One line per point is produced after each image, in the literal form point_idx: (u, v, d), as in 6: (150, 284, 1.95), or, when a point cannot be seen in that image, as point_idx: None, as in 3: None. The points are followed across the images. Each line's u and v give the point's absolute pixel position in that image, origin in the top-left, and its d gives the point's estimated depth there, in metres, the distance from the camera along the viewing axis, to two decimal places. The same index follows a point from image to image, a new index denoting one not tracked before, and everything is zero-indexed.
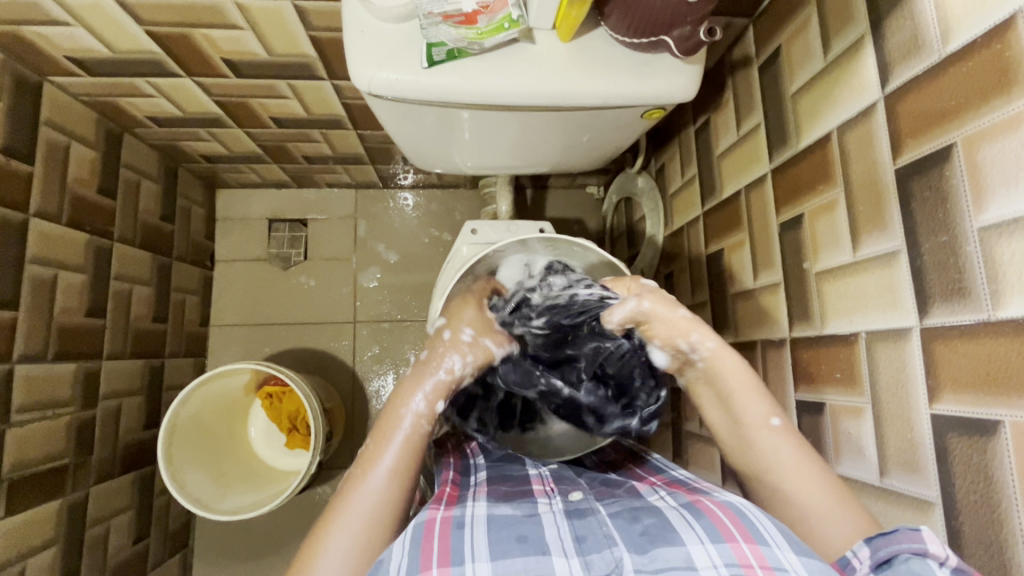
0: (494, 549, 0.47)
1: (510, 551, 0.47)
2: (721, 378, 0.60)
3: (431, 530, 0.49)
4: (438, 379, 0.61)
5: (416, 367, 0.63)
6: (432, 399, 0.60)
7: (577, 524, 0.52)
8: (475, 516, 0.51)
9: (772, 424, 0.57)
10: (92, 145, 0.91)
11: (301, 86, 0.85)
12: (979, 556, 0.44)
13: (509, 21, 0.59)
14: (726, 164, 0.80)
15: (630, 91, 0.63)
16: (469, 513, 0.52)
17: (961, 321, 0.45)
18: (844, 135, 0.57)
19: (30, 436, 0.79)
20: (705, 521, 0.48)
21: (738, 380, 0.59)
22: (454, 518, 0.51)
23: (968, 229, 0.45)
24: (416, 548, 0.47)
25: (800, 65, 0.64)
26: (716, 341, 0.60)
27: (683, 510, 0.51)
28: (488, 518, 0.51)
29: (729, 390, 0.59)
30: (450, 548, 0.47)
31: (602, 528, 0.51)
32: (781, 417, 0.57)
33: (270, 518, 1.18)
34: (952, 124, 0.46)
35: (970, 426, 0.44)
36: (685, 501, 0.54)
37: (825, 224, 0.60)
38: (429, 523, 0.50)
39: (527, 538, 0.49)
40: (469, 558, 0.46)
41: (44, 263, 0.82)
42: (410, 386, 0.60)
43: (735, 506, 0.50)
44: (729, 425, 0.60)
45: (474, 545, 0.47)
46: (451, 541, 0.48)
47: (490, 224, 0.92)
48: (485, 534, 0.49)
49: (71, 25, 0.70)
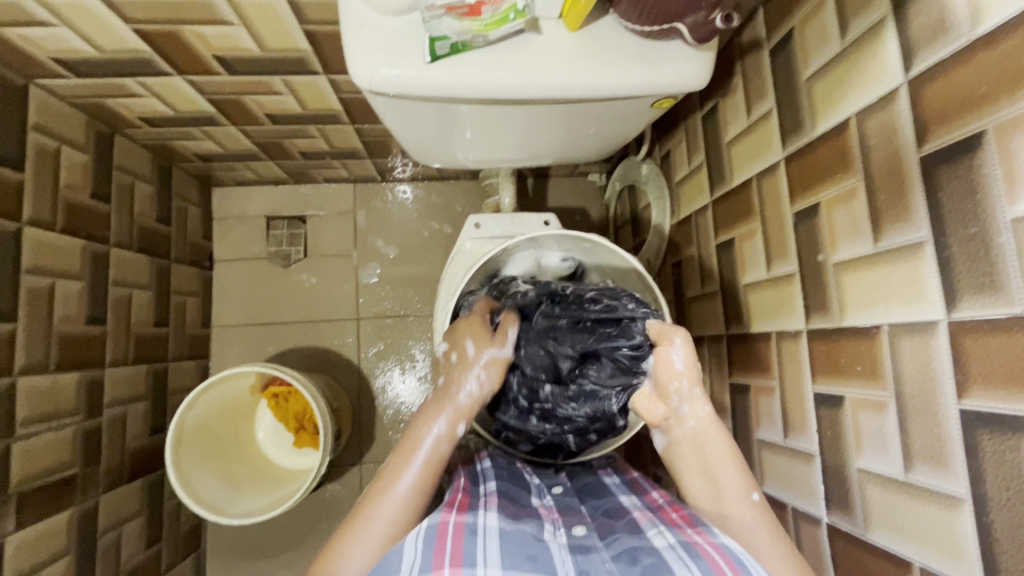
0: (505, 560, 0.48)
1: (521, 565, 0.48)
2: (707, 450, 0.62)
3: (444, 534, 0.50)
4: (458, 404, 0.66)
5: (438, 394, 0.68)
6: (444, 420, 0.64)
7: (580, 558, 0.52)
8: (488, 526, 0.52)
9: (752, 498, 0.60)
10: (83, 148, 0.88)
11: (295, 82, 0.83)
12: (1011, 553, 0.43)
13: (514, 12, 0.56)
14: (736, 152, 0.78)
15: (641, 81, 0.61)
16: (482, 521, 0.53)
17: (991, 315, 0.44)
18: (864, 123, 0.55)
19: (36, 449, 0.78)
20: (703, 563, 0.48)
21: (724, 452, 0.61)
22: (467, 524, 0.52)
23: (1000, 220, 0.43)
24: (428, 549, 0.48)
25: (814, 49, 0.62)
26: (706, 413, 0.63)
27: (680, 551, 0.50)
28: (500, 531, 0.52)
29: (714, 464, 0.61)
30: (462, 552, 0.48)
31: (604, 564, 0.51)
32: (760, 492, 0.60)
33: (282, 518, 1.18)
34: (984, 111, 0.44)
35: (1002, 423, 0.43)
36: (683, 539, 0.52)
37: (843, 214, 0.59)
38: (443, 526, 0.51)
39: (537, 557, 0.49)
40: (482, 562, 0.47)
41: (40, 272, 0.80)
42: (433, 413, 0.65)
43: (731, 550, 0.49)
44: (710, 498, 0.62)
45: (486, 551, 0.48)
46: (464, 546, 0.49)
47: (494, 217, 0.90)
48: (498, 544, 0.50)
49: (56, 26, 0.67)
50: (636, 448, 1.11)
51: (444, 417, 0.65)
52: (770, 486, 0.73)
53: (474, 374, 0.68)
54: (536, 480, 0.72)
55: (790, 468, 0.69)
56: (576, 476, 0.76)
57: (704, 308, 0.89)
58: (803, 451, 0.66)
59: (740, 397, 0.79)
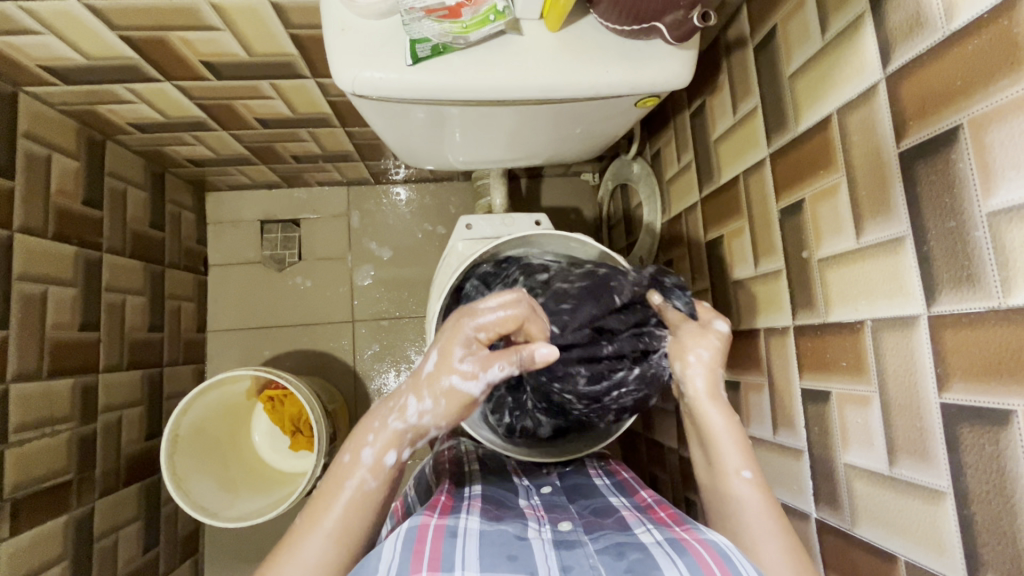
0: (484, 561, 0.48)
1: (499, 565, 0.48)
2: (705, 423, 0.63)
3: (424, 536, 0.50)
4: (389, 429, 0.57)
5: (374, 409, 0.60)
6: (371, 448, 0.57)
7: (564, 553, 0.52)
8: (468, 529, 0.53)
9: (743, 475, 0.59)
10: (74, 155, 0.89)
11: (284, 86, 0.83)
12: (992, 546, 0.44)
13: (494, 13, 0.57)
14: (723, 149, 0.78)
15: (623, 80, 0.61)
16: (463, 525, 0.53)
17: (969, 308, 0.44)
18: (844, 119, 0.56)
19: (29, 454, 0.78)
20: (689, 558, 0.48)
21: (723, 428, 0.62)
22: (447, 527, 0.53)
23: (976, 214, 0.43)
24: (407, 550, 0.48)
25: (797, 45, 0.62)
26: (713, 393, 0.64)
27: (667, 547, 0.51)
28: (480, 533, 0.52)
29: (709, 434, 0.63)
30: (441, 554, 0.48)
31: (588, 559, 0.51)
32: (753, 472, 0.59)
33: (279, 521, 1.19)
34: (959, 105, 0.44)
35: (982, 416, 0.44)
36: (670, 536, 0.53)
37: (826, 210, 0.59)
38: (423, 529, 0.52)
39: (517, 557, 0.50)
40: (460, 565, 0.47)
41: (32, 278, 0.80)
42: (358, 439, 0.58)
43: (718, 546, 0.49)
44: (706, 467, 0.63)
45: (464, 554, 0.49)
46: (443, 548, 0.49)
47: (485, 218, 0.90)
48: (476, 546, 0.50)
49: (43, 34, 0.67)
50: (631, 447, 1.12)
51: (370, 446, 0.57)
52: None
53: (420, 396, 0.58)
54: (525, 480, 0.72)
55: (780, 464, 0.69)
56: (567, 476, 0.76)
57: None
58: (792, 447, 0.67)
59: (731, 394, 0.79)
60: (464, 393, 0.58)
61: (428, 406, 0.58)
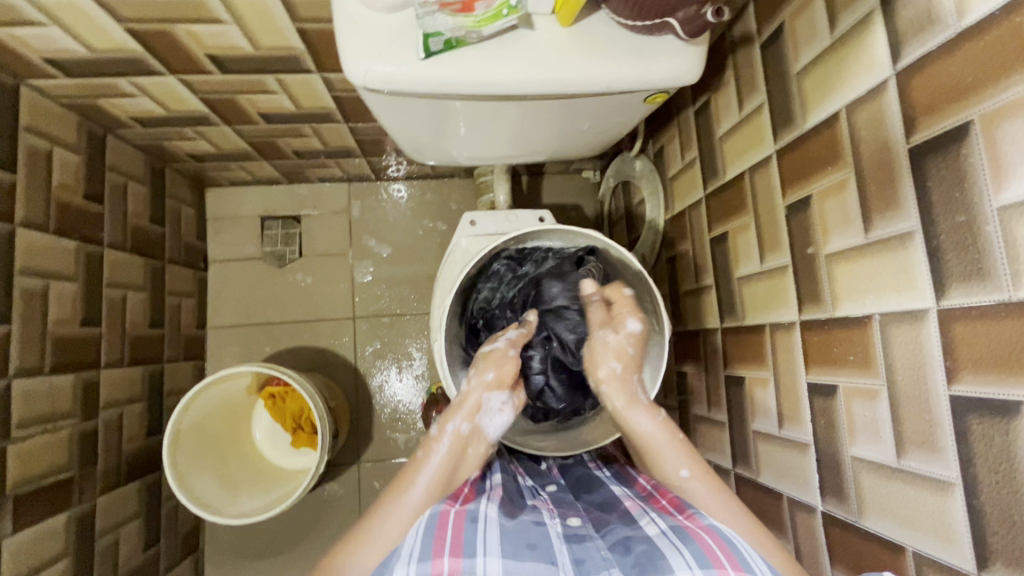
0: (506, 548, 0.49)
1: (520, 553, 0.49)
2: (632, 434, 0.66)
3: (445, 523, 0.52)
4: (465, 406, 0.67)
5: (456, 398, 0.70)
6: (458, 423, 0.66)
7: (576, 547, 0.53)
8: (489, 515, 0.54)
9: (682, 475, 0.61)
10: (74, 149, 0.88)
11: (290, 80, 0.83)
12: (1001, 535, 0.44)
13: (507, 7, 0.56)
14: (728, 146, 0.79)
15: (632, 75, 0.61)
16: (484, 511, 0.54)
17: (981, 301, 0.45)
18: (853, 115, 0.56)
19: (31, 451, 0.78)
20: (694, 546, 0.49)
21: (650, 436, 0.64)
22: (468, 513, 0.54)
23: (987, 208, 0.44)
24: (429, 537, 0.50)
25: (805, 42, 0.63)
26: (624, 399, 0.67)
27: (672, 536, 0.51)
28: (500, 521, 0.53)
29: (642, 446, 0.65)
30: (462, 541, 0.50)
31: (599, 552, 0.52)
32: (689, 468, 0.61)
33: (279, 518, 1.18)
34: (971, 101, 0.45)
35: (991, 407, 0.44)
36: (674, 524, 0.54)
37: (834, 205, 0.59)
38: (444, 515, 0.53)
39: (536, 546, 0.51)
40: (482, 551, 0.48)
41: (33, 273, 0.79)
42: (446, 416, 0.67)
43: (723, 534, 0.50)
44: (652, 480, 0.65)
45: (486, 541, 0.50)
46: (464, 534, 0.51)
47: (488, 214, 0.90)
48: (497, 533, 0.51)
49: (47, 26, 0.67)
50: None
51: (456, 421, 0.66)
52: (764, 476, 0.74)
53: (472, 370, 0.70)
54: (530, 480, 0.72)
55: (785, 457, 0.70)
56: (568, 470, 0.78)
57: (699, 302, 0.90)
58: (797, 440, 0.67)
59: (735, 389, 0.80)
60: (511, 371, 0.70)
61: (491, 380, 0.69)
